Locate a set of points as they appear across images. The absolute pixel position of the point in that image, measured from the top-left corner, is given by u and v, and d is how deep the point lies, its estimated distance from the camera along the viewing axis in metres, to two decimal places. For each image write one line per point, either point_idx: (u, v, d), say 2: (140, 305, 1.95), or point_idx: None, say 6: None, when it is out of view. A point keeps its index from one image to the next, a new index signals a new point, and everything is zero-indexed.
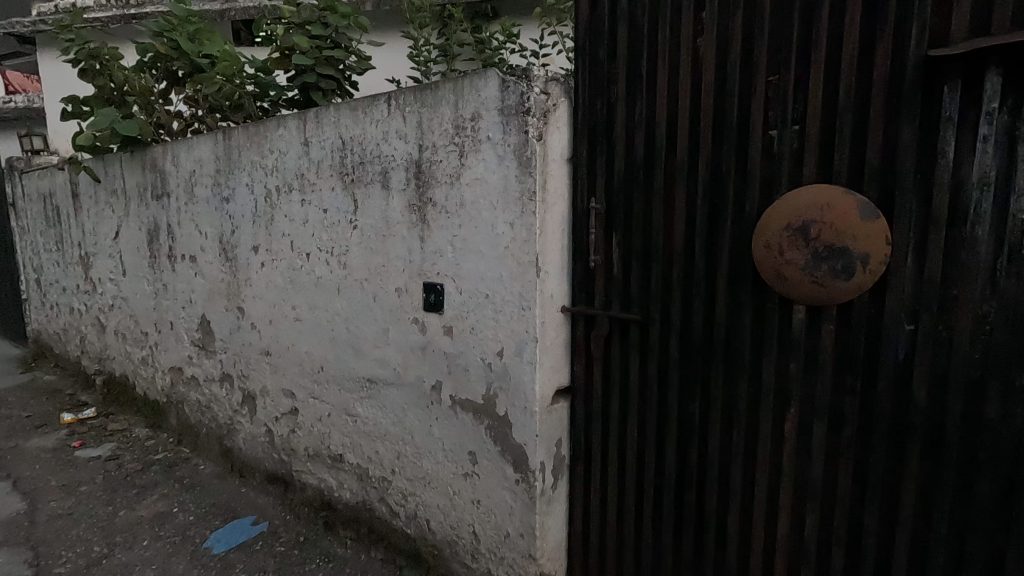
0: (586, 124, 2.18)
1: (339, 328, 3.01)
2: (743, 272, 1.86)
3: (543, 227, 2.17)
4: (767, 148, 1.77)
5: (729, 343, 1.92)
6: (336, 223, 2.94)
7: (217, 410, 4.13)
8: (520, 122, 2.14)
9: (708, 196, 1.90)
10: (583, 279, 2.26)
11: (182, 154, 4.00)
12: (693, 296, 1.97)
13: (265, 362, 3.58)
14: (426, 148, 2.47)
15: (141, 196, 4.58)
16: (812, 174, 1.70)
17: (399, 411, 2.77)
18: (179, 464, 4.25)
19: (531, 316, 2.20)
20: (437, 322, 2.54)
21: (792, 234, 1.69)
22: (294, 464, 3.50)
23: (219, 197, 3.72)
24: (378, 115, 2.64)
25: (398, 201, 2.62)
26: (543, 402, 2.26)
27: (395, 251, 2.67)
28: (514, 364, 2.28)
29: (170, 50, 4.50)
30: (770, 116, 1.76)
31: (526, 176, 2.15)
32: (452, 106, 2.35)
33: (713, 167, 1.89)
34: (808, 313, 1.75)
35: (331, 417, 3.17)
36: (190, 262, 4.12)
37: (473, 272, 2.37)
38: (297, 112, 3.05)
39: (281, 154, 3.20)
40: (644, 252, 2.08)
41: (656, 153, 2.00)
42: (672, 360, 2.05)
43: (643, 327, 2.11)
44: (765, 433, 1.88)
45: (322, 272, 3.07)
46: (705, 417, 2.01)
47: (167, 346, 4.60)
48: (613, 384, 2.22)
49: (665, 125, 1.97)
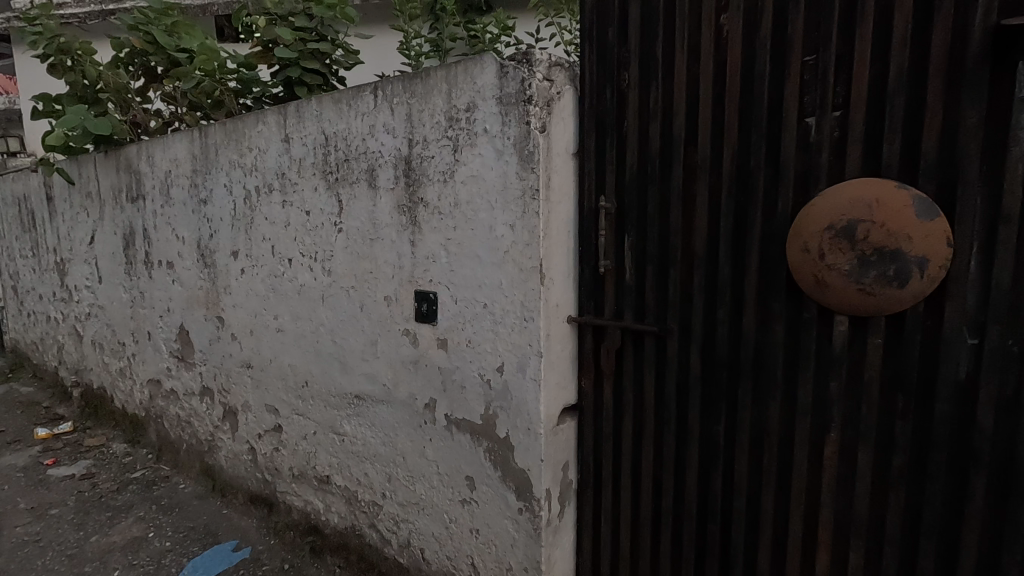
0: (594, 114, 1.97)
1: (324, 339, 2.78)
2: (776, 277, 1.65)
3: (547, 229, 1.95)
4: (803, 138, 1.56)
5: (758, 359, 1.71)
6: (319, 226, 2.70)
7: (197, 425, 3.88)
8: (521, 113, 1.92)
9: (733, 192, 1.69)
10: (591, 286, 2.04)
11: (158, 154, 3.75)
12: (717, 306, 1.76)
13: (246, 376, 3.34)
14: (416, 143, 2.25)
15: (116, 198, 4.32)
16: (857, 166, 1.49)
17: (389, 430, 2.54)
18: (157, 483, 4.00)
19: (534, 327, 1.98)
20: (430, 334, 2.31)
21: (834, 236, 1.48)
22: (278, 485, 3.26)
23: (197, 198, 3.48)
24: (364, 107, 2.42)
25: (387, 201, 2.39)
26: (549, 423, 2.04)
27: (383, 256, 2.44)
28: (516, 381, 2.06)
29: (147, 44, 4.27)
30: (806, 101, 1.55)
31: (528, 172, 1.93)
32: (445, 96, 2.13)
33: (740, 160, 1.68)
34: (852, 325, 1.54)
35: (317, 435, 2.94)
36: (167, 269, 3.88)
37: (469, 278, 2.15)
38: (276, 106, 2.82)
39: (260, 152, 2.97)
40: (660, 257, 1.87)
41: (674, 146, 1.79)
42: (692, 377, 1.84)
43: (659, 339, 1.89)
44: (801, 461, 1.67)
45: (305, 279, 2.83)
46: (730, 442, 1.80)
47: (145, 358, 4.35)
48: (625, 402, 2.01)
49: (684, 114, 1.76)
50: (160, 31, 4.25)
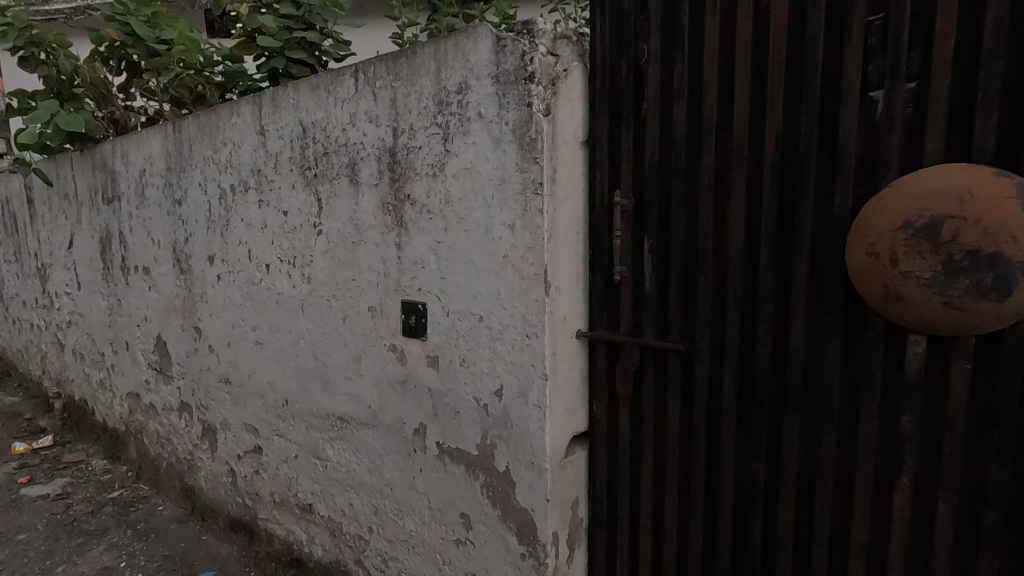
0: (607, 93, 1.67)
1: (305, 354, 2.50)
2: (833, 288, 1.35)
3: (553, 229, 1.67)
4: (866, 116, 1.28)
5: (808, 387, 1.42)
6: (298, 228, 2.42)
7: (176, 443, 3.61)
8: (521, 93, 1.64)
9: (778, 184, 1.40)
10: (604, 296, 1.75)
11: (132, 150, 3.49)
12: (757, 321, 1.47)
13: (224, 392, 3.07)
14: (402, 132, 1.96)
15: (92, 200, 4.07)
16: (939, 149, 1.20)
17: (376, 458, 2.26)
18: (134, 504, 3.73)
19: (537, 345, 1.69)
20: (420, 350, 2.03)
21: (911, 236, 1.19)
22: (259, 511, 2.99)
23: (171, 199, 3.21)
24: (344, 93, 2.14)
25: (369, 199, 2.11)
26: (555, 456, 1.75)
27: (366, 261, 2.16)
28: (517, 407, 1.78)
29: (125, 36, 3.96)
30: (871, 70, 1.27)
31: (529, 163, 1.65)
32: (433, 77, 1.85)
33: (785, 145, 1.38)
34: (930, 346, 1.25)
35: (298, 459, 2.66)
36: (143, 274, 3.61)
37: (462, 287, 1.87)
38: (251, 95, 2.54)
39: (235, 147, 2.69)
40: (687, 262, 1.58)
41: (703, 129, 1.50)
42: (726, 406, 1.55)
43: (685, 360, 1.61)
44: (863, 510, 1.37)
45: (283, 286, 2.55)
46: (772, 482, 1.51)
47: (124, 369, 4.08)
48: (644, 433, 1.72)
49: (716, 91, 1.47)
50: (138, 22, 3.94)
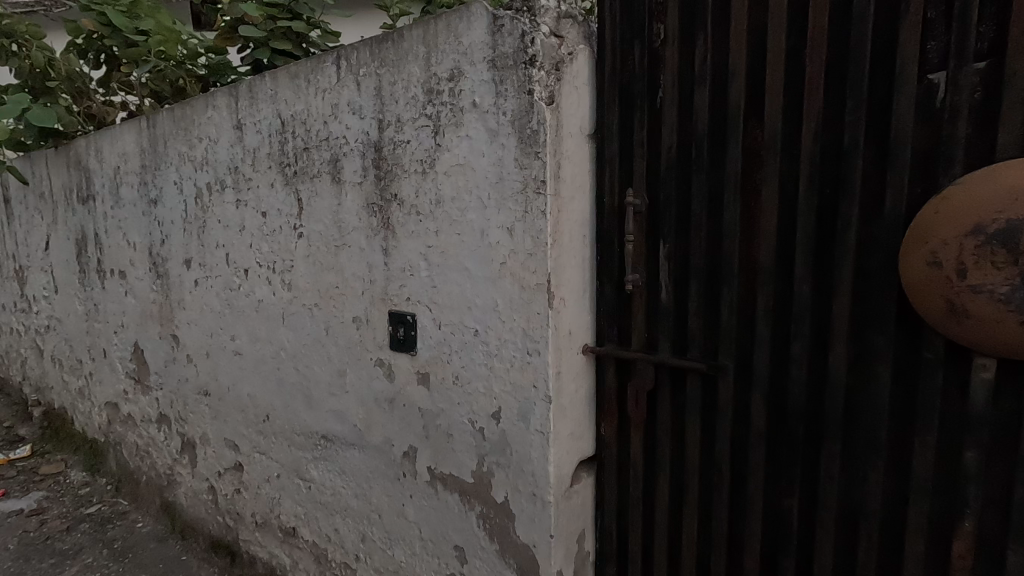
0: (618, 79, 1.48)
1: (285, 366, 2.31)
2: (882, 303, 1.17)
3: (557, 233, 1.48)
4: (925, 102, 1.09)
5: (851, 415, 1.24)
6: (277, 230, 2.23)
7: (156, 456, 3.41)
8: (520, 79, 1.45)
9: (817, 182, 1.22)
10: (614, 307, 1.56)
11: (106, 146, 3.28)
12: (791, 339, 1.29)
13: (203, 405, 2.88)
14: (388, 124, 1.77)
15: (67, 200, 3.86)
16: (1016, 141, 1.02)
17: (363, 481, 2.07)
18: (112, 521, 3.53)
19: (540, 363, 1.51)
20: (409, 366, 1.84)
21: (983, 243, 1.01)
22: (241, 532, 2.80)
23: (147, 198, 3.00)
24: (325, 82, 1.95)
25: (353, 199, 1.91)
26: (560, 486, 1.56)
27: (350, 267, 1.97)
28: (517, 431, 1.59)
29: (100, 26, 3.74)
30: (930, 49, 1.08)
31: (530, 158, 1.46)
32: (423, 63, 1.65)
33: (826, 138, 1.20)
34: (1002, 372, 1.07)
35: (281, 478, 2.46)
36: (120, 278, 3.41)
37: (456, 297, 1.68)
38: (227, 86, 2.35)
39: (211, 143, 2.49)
40: (710, 270, 1.39)
41: (729, 119, 1.32)
42: (753, 433, 1.37)
43: (707, 381, 1.43)
44: (916, 557, 1.19)
45: (262, 293, 2.36)
46: (807, 521, 1.33)
47: (102, 378, 3.88)
48: (659, 461, 1.53)
49: (744, 76, 1.29)
50: (116, 11, 3.72)
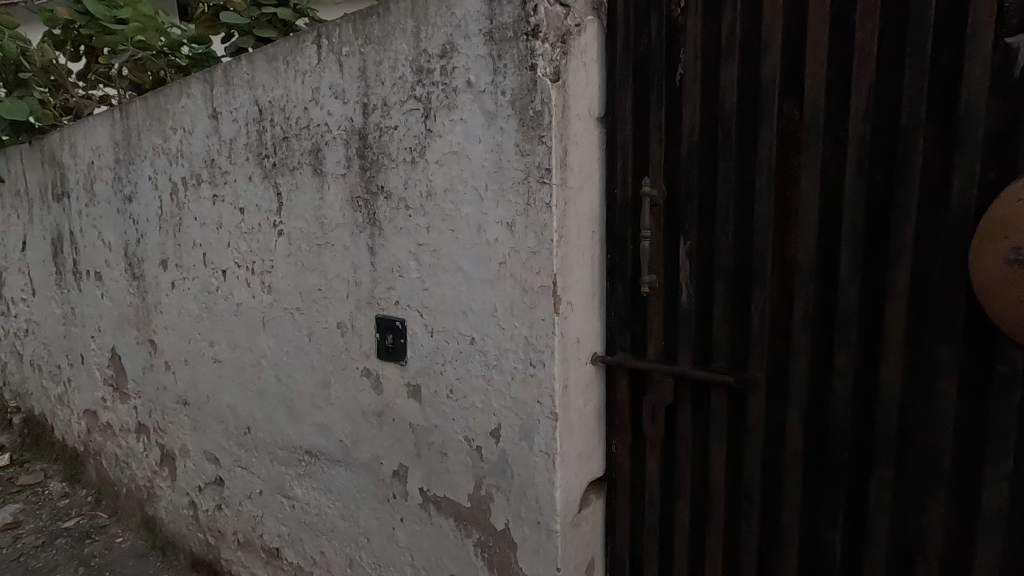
0: (632, 53, 1.31)
1: (266, 375, 2.13)
2: (947, 308, 1.01)
3: (563, 228, 1.30)
4: (1002, 71, 0.93)
5: (906, 439, 1.08)
6: (256, 227, 2.05)
7: (135, 468, 3.23)
8: (521, 53, 1.28)
9: (866, 167, 1.05)
10: (626, 312, 1.39)
11: (80, 140, 3.09)
12: (835, 349, 1.12)
13: (182, 415, 2.70)
14: (373, 108, 1.59)
15: (42, 197, 3.66)
16: None
17: (350, 502, 1.90)
18: (91, 536, 3.34)
19: (544, 375, 1.34)
20: (398, 376, 1.66)
21: None
22: (223, 551, 2.62)
23: (121, 194, 2.82)
24: (305, 64, 1.77)
25: (337, 193, 1.74)
26: (567, 513, 1.39)
27: (334, 268, 1.79)
28: (518, 451, 1.42)
29: (76, 14, 3.54)
30: (1008, 8, 0.92)
31: (533, 143, 1.29)
32: (411, 38, 1.48)
33: (878, 116, 1.04)
34: None
35: (263, 495, 2.29)
36: (96, 280, 3.22)
37: (450, 301, 1.50)
38: (201, 71, 2.17)
39: (185, 134, 2.31)
40: (739, 269, 1.22)
41: (762, 96, 1.15)
42: (789, 455, 1.20)
43: (734, 396, 1.26)
44: None
45: (241, 295, 2.19)
46: (851, 557, 1.16)
47: (80, 385, 3.69)
48: (679, 486, 1.36)
49: (780, 47, 1.12)
50: None
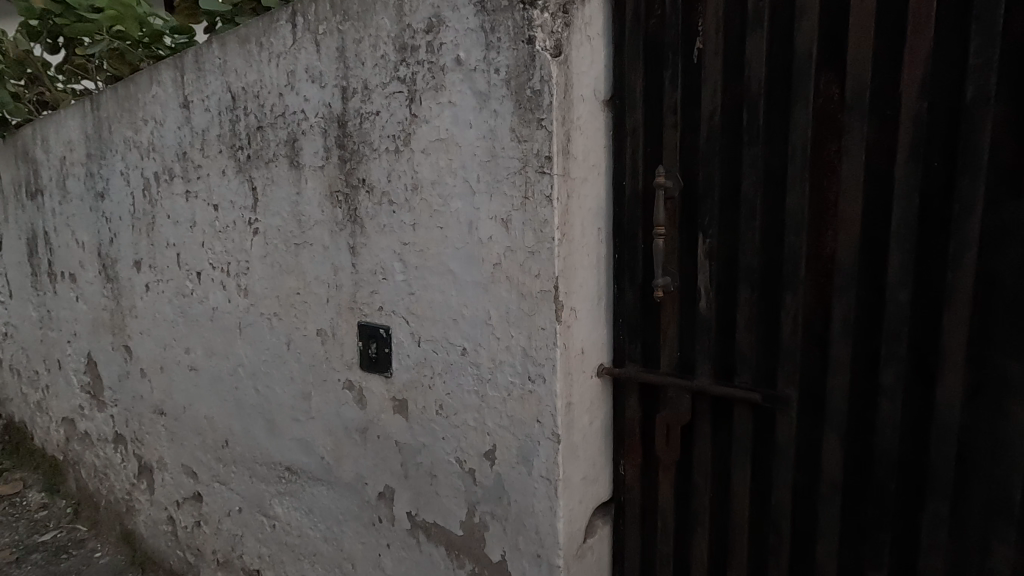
0: (643, 24, 1.15)
1: (244, 385, 1.97)
2: (1018, 316, 0.86)
3: (565, 223, 1.15)
4: None
5: (967, 467, 0.93)
6: (231, 226, 1.89)
7: (114, 480, 3.07)
8: (517, 24, 1.12)
9: (921, 152, 0.90)
10: (636, 318, 1.24)
11: (52, 134, 2.92)
12: (881, 364, 0.97)
13: (159, 426, 2.53)
14: (352, 93, 1.43)
15: (16, 195, 3.49)
16: None
17: (333, 524, 1.74)
18: (68, 551, 3.18)
19: (544, 391, 1.19)
20: (382, 390, 1.51)
21: None
22: (202, 571, 2.46)
23: (93, 191, 2.65)
24: (280, 45, 1.61)
25: (315, 187, 1.58)
26: (571, 545, 1.24)
27: (313, 271, 1.64)
28: (516, 475, 1.27)
29: None
30: None
31: (531, 128, 1.13)
32: (394, 13, 1.32)
33: (936, 93, 0.89)
34: None
35: (242, 513, 2.13)
36: (71, 283, 3.05)
37: (439, 307, 1.35)
38: (172, 56, 2.00)
39: (156, 125, 2.14)
40: (766, 271, 1.07)
41: (795, 71, 0.99)
42: (825, 484, 1.05)
43: (761, 415, 1.10)
44: None
45: (217, 299, 2.03)
46: None
47: (58, 391, 3.52)
48: (696, 515, 1.21)
49: (817, 12, 0.96)
50: None
